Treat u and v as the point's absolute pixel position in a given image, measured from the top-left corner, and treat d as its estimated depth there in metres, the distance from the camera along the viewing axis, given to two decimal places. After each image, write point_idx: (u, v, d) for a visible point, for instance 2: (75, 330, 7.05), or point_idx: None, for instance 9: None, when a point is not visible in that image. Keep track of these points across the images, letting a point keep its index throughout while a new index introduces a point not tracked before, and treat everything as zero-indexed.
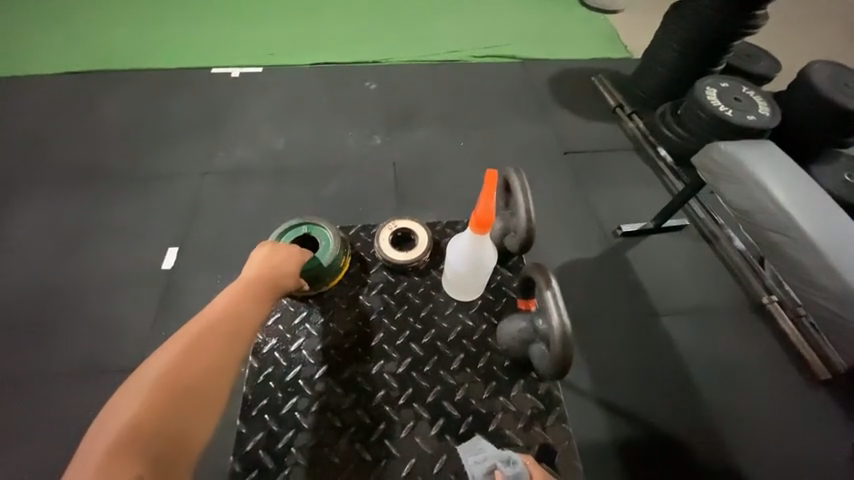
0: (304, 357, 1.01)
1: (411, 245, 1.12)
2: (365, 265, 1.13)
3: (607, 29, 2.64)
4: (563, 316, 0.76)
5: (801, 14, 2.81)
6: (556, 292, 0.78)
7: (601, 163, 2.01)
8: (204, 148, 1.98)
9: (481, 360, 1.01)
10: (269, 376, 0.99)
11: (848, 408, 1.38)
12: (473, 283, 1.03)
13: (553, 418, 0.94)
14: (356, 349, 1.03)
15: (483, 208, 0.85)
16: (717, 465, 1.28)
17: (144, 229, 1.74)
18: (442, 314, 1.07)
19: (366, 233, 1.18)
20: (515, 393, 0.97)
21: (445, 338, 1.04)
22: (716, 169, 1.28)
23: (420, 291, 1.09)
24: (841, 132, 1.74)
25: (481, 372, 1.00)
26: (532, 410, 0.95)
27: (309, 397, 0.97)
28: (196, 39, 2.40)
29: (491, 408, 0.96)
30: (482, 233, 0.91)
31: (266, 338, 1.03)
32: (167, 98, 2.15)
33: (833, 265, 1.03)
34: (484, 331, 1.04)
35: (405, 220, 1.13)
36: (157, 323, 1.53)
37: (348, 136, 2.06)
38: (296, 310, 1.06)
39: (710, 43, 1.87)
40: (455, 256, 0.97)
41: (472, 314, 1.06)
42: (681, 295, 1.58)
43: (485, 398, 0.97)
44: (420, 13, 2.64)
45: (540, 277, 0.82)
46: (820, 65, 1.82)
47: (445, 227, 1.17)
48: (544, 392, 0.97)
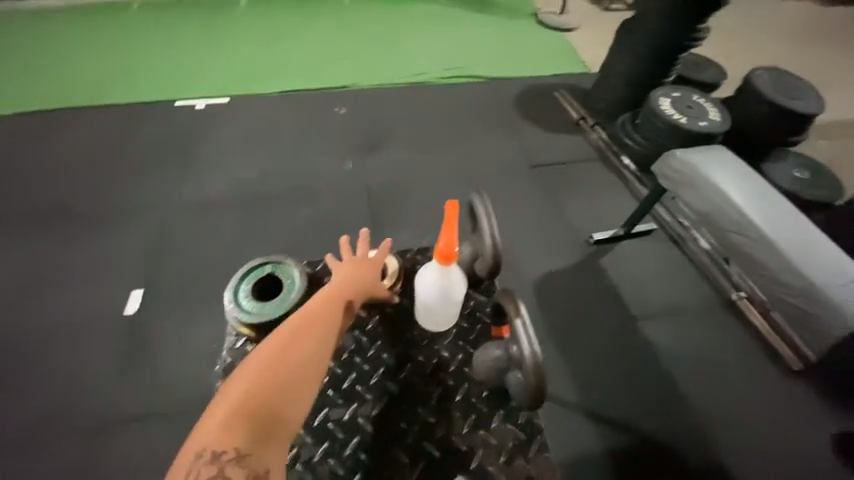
0: None
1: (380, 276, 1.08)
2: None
3: (565, 46, 2.77)
4: (532, 344, 0.77)
5: (740, 25, 3.03)
6: (526, 320, 0.79)
7: (569, 174, 2.06)
8: (169, 183, 1.91)
9: (459, 393, 0.97)
10: None
11: (826, 395, 1.41)
12: (445, 312, 1.00)
13: (536, 448, 0.90)
14: (326, 394, 0.96)
15: (446, 241, 0.85)
16: (708, 467, 1.28)
17: (105, 270, 1.64)
18: (416, 347, 1.02)
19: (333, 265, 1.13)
20: (495, 425, 0.93)
21: (421, 372, 0.99)
22: (676, 176, 1.32)
23: (393, 324, 1.05)
24: (786, 132, 1.86)
25: (460, 406, 0.95)
26: (515, 442, 0.91)
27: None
28: (157, 73, 2.35)
29: (472, 444, 0.91)
30: (449, 264, 0.91)
31: None
32: (128, 133, 2.08)
33: (791, 264, 1.07)
34: (460, 361, 1.00)
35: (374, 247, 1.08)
36: (122, 372, 1.43)
37: (320, 162, 2.04)
38: None
39: (660, 56, 1.99)
40: (423, 289, 0.95)
41: (448, 344, 1.02)
42: (657, 298, 1.62)
43: (465, 434, 0.92)
44: (385, 39, 2.70)
45: (509, 305, 0.82)
46: (762, 72, 1.95)
47: (416, 254, 1.14)
48: (525, 420, 0.93)
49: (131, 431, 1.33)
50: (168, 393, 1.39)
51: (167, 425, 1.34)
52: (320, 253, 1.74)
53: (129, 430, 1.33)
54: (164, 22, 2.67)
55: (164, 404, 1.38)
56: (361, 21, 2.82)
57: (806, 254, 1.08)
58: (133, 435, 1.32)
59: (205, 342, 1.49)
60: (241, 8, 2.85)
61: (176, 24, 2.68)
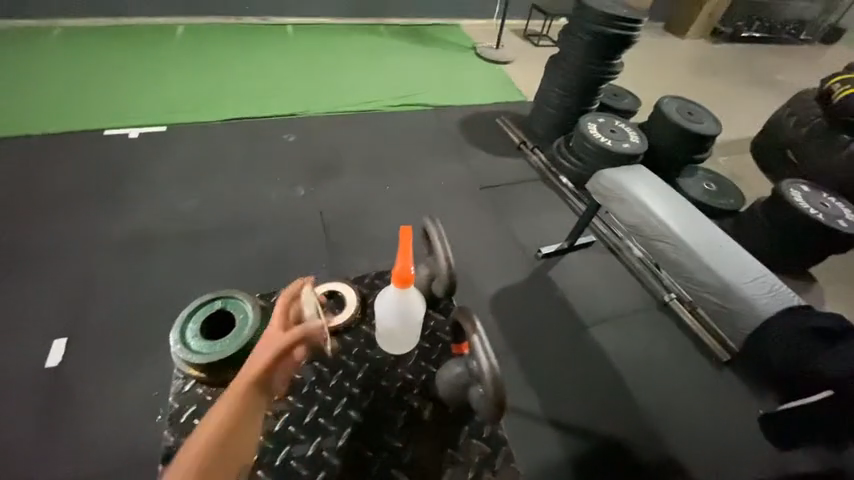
0: None
1: (340, 305, 1.07)
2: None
3: (503, 77, 3.01)
4: (490, 356, 0.75)
5: (648, 61, 3.49)
6: (481, 334, 0.79)
7: (516, 194, 2.20)
8: (96, 217, 1.75)
9: (425, 413, 0.95)
10: None
11: None
12: (406, 336, 1.00)
13: (502, 460, 0.89)
14: (288, 430, 0.91)
15: (402, 266, 0.87)
16: (662, 460, 1.36)
17: (17, 320, 1.43)
18: (380, 372, 1.00)
19: None
20: (462, 442, 0.91)
21: (386, 397, 0.97)
22: (605, 193, 1.47)
23: (355, 352, 1.02)
24: (692, 151, 2.15)
25: (427, 427, 0.93)
26: (482, 455, 0.90)
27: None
28: (83, 101, 2.19)
29: (439, 465, 0.89)
30: (405, 288, 0.92)
31: None
32: (47, 166, 1.88)
33: (706, 264, 1.22)
34: (424, 382, 0.99)
35: (328, 282, 1.10)
36: (40, 437, 1.23)
37: (270, 190, 1.99)
38: None
39: (584, 87, 2.23)
40: (383, 313, 0.96)
41: (411, 366, 1.02)
42: (602, 304, 1.75)
43: (432, 455, 0.90)
44: (332, 70, 2.76)
45: (466, 323, 0.82)
46: (669, 100, 2.26)
47: (374, 278, 1.15)
48: (490, 433, 0.93)
49: None
50: (98, 456, 1.22)
51: None
52: (273, 284, 1.66)
53: None
54: (92, 51, 2.53)
55: (90, 470, 1.19)
56: (308, 52, 2.88)
57: (715, 255, 1.24)
58: None
59: (143, 392, 1.34)
60: (179, 38, 2.77)
61: (105, 51, 2.55)
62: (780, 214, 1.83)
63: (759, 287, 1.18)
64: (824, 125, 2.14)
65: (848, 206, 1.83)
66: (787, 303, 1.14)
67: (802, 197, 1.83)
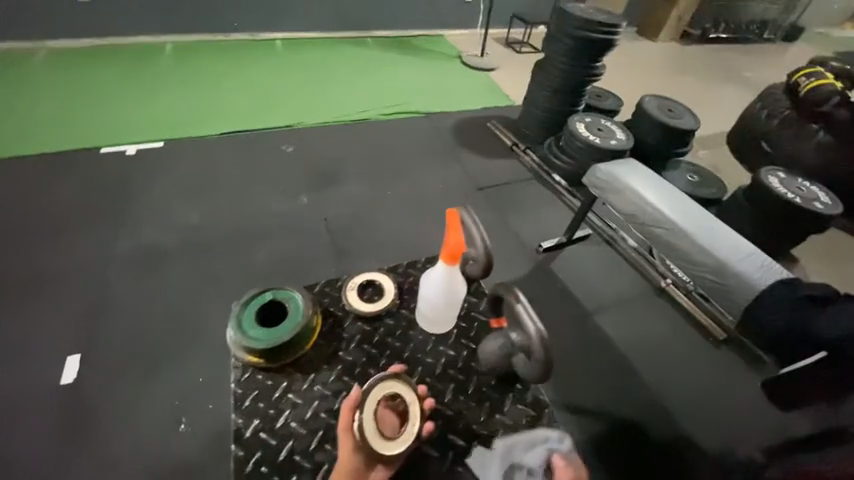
0: (294, 429, 0.93)
1: (378, 294, 1.13)
2: (337, 320, 1.08)
3: (490, 83, 3.12)
4: (537, 323, 0.84)
5: (625, 63, 3.68)
6: (526, 304, 0.87)
7: (512, 193, 2.28)
8: (101, 235, 1.74)
9: (470, 385, 1.02)
10: (259, 461, 0.90)
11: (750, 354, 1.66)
12: (448, 314, 1.05)
13: (546, 420, 0.98)
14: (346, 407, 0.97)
15: (455, 241, 0.89)
16: (674, 435, 1.42)
17: (26, 340, 1.41)
18: (424, 351, 1.05)
19: (331, 287, 1.15)
20: (508, 407, 0.99)
21: (432, 373, 1.02)
22: (602, 185, 1.55)
23: (398, 333, 1.08)
24: (674, 145, 2.28)
25: (475, 397, 1.00)
26: (528, 418, 0.97)
27: (310, 472, 0.90)
28: (78, 121, 2.19)
29: (491, 429, 0.96)
30: (453, 264, 0.96)
31: (248, 420, 0.93)
32: (46, 186, 1.87)
33: (701, 244, 1.31)
34: (466, 357, 1.05)
35: (364, 272, 1.18)
36: (60, 455, 1.21)
37: (273, 200, 2.01)
38: (274, 383, 0.98)
39: (570, 88, 2.34)
40: (430, 290, 1.01)
41: (452, 344, 1.07)
42: (604, 293, 1.82)
43: (484, 421, 0.96)
44: (324, 82, 2.82)
45: (508, 294, 0.90)
46: (649, 99, 2.38)
47: (406, 267, 1.21)
48: (532, 398, 1.00)
49: None
50: (121, 470, 1.20)
51: None
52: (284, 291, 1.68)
53: None
54: (82, 71, 2.53)
55: None
56: (299, 66, 2.94)
57: (708, 235, 1.33)
58: None
59: (163, 404, 1.33)
60: (168, 56, 2.79)
61: (96, 72, 2.55)
62: (761, 199, 1.95)
63: (752, 263, 1.26)
64: (794, 116, 2.28)
65: (820, 189, 1.97)
66: (778, 276, 1.22)
67: (780, 182, 1.96)
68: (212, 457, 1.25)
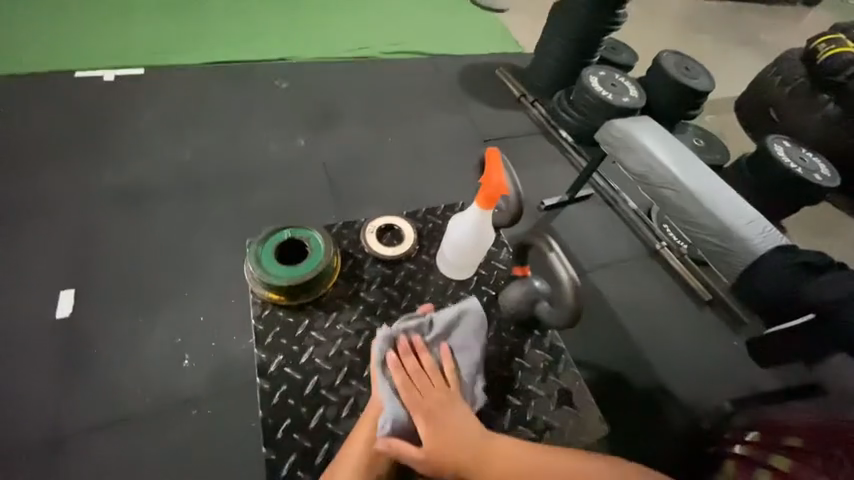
0: (319, 365, 1.02)
1: (398, 239, 1.18)
2: (358, 261, 1.14)
3: (500, 26, 2.90)
4: (570, 271, 0.92)
5: (643, 15, 3.45)
6: (559, 253, 0.94)
7: (517, 147, 2.21)
8: (84, 167, 1.64)
9: (491, 329, 1.09)
10: (286, 393, 0.99)
11: (732, 317, 1.74)
12: (472, 259, 1.10)
13: (563, 365, 1.08)
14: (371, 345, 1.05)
15: (498, 180, 0.96)
16: (652, 385, 1.53)
17: (15, 273, 1.37)
18: (445, 296, 1.12)
19: (349, 229, 1.20)
20: (527, 351, 1.08)
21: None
22: (615, 142, 1.50)
23: (419, 278, 1.14)
24: (686, 107, 2.21)
25: (495, 340, 1.08)
26: (545, 362, 1.07)
27: (336, 405, 0.99)
28: (45, 37, 1.97)
29: (511, 370, 1.05)
30: (487, 208, 1.02)
31: (272, 356, 1.01)
32: (19, 113, 1.73)
33: (709, 208, 1.32)
34: (486, 303, 1.12)
35: (385, 217, 1.21)
36: (62, 385, 1.23)
37: (267, 140, 1.90)
38: (296, 321, 1.05)
39: (588, 37, 2.19)
40: (459, 232, 1.06)
41: (472, 290, 1.14)
42: (601, 252, 1.85)
43: (503, 363, 1.06)
44: (320, 11, 2.56)
45: (542, 242, 0.97)
46: (667, 55, 2.26)
47: (426, 214, 1.25)
48: (549, 344, 1.10)
49: (86, 448, 1.16)
50: (124, 401, 1.23)
51: (130, 435, 1.19)
52: None
53: (82, 449, 1.16)
54: None
55: (121, 414, 1.21)
56: None
57: (716, 199, 1.34)
58: (89, 452, 1.16)
59: (163, 341, 1.33)
60: None
61: None
62: (763, 168, 1.93)
63: (755, 230, 1.28)
64: (807, 84, 2.22)
65: (822, 161, 1.97)
66: (776, 243, 1.26)
67: (784, 152, 1.93)
68: (214, 391, 1.28)
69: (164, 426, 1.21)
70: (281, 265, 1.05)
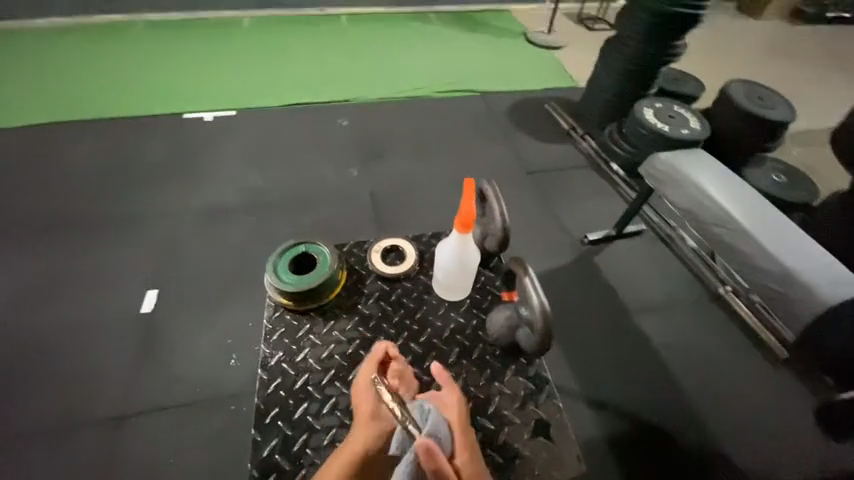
0: (310, 365, 1.09)
1: (401, 259, 1.26)
2: (360, 276, 1.23)
3: (554, 62, 2.95)
4: (542, 298, 0.94)
5: (714, 43, 3.25)
6: (533, 277, 0.96)
7: (562, 180, 2.18)
8: (181, 191, 1.99)
9: (475, 351, 1.12)
10: (279, 385, 1.07)
11: (810, 379, 1.50)
12: (461, 282, 1.16)
13: (544, 397, 1.05)
14: (359, 353, 1.11)
15: (467, 211, 1.00)
16: (703, 447, 1.35)
17: (118, 272, 1.69)
18: (435, 314, 1.18)
19: (358, 248, 1.29)
20: (508, 377, 1.08)
21: (440, 335, 1.14)
22: (660, 174, 1.44)
23: (414, 296, 1.21)
24: (760, 140, 2.02)
25: (477, 362, 1.10)
26: (525, 390, 1.06)
27: (319, 401, 1.05)
28: (165, 87, 2.45)
29: (488, 393, 1.05)
30: (466, 233, 1.06)
31: (273, 351, 1.10)
32: (139, 145, 2.14)
33: (766, 246, 1.18)
34: (475, 325, 1.16)
35: (389, 239, 1.29)
36: (137, 369, 1.45)
37: (324, 170, 2.13)
38: (299, 323, 1.15)
39: (643, 70, 2.14)
40: (445, 256, 1.11)
41: (463, 311, 1.18)
42: (649, 292, 1.72)
43: (482, 385, 1.06)
44: (382, 56, 2.84)
45: (519, 267, 0.99)
46: (736, 84, 2.10)
47: (430, 238, 1.31)
48: (534, 373, 1.08)
49: (147, 428, 1.35)
50: (182, 390, 1.42)
51: (182, 421, 1.36)
52: None
53: (145, 428, 1.35)
54: (170, 39, 2.78)
55: (177, 401, 1.40)
56: (360, 38, 2.97)
57: (776, 236, 1.20)
58: (149, 431, 1.34)
59: (218, 340, 1.52)
60: (245, 28, 2.94)
61: (182, 40, 2.78)
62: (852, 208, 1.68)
63: (825, 277, 1.12)
64: None
65: None
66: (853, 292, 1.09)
67: None
68: (252, 389, 1.43)
69: (210, 415, 1.37)
70: (293, 274, 1.17)
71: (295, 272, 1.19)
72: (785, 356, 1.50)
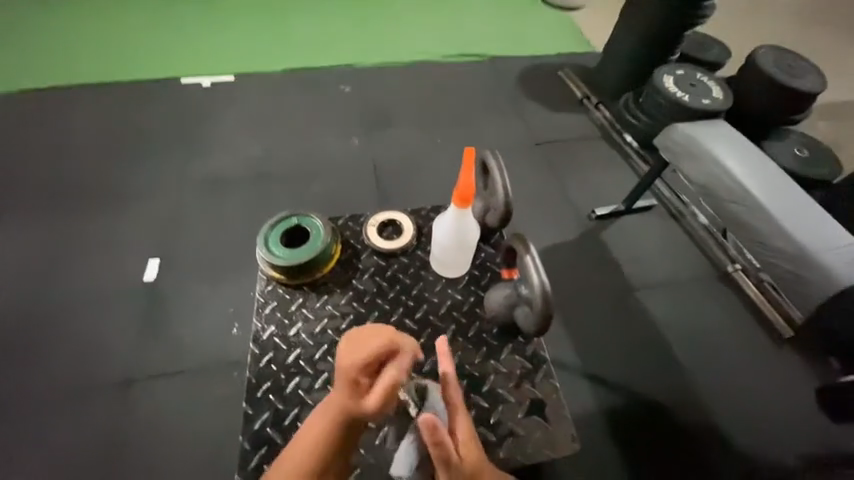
0: (303, 340, 1.10)
1: (398, 234, 1.23)
2: (356, 251, 1.21)
3: (569, 25, 2.76)
4: (542, 277, 0.91)
5: (744, 4, 3.01)
6: (534, 256, 0.93)
7: (573, 152, 2.09)
8: (181, 159, 1.95)
9: (471, 329, 1.11)
10: (271, 360, 1.07)
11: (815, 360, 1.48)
12: (459, 258, 1.13)
13: (541, 375, 1.05)
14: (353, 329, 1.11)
15: (466, 183, 0.97)
16: (699, 423, 1.36)
17: (120, 241, 1.69)
18: (432, 291, 1.16)
19: (353, 221, 1.26)
20: (505, 356, 1.07)
21: (437, 312, 1.13)
22: (676, 147, 1.36)
23: (411, 272, 1.19)
24: (785, 112, 1.90)
25: (473, 340, 1.09)
26: (522, 369, 1.05)
27: (311, 376, 1.06)
28: (160, 49, 2.35)
29: (484, 371, 1.05)
30: (464, 208, 1.03)
31: (266, 325, 1.11)
32: (137, 111, 2.09)
33: (782, 227, 1.13)
34: (473, 303, 1.14)
35: (386, 212, 1.26)
36: (143, 336, 1.48)
37: (326, 140, 2.07)
38: (292, 297, 1.14)
39: (666, 33, 1.98)
40: (442, 231, 1.08)
41: (460, 288, 1.16)
42: (656, 269, 1.68)
43: (478, 362, 1.06)
44: (387, 17, 2.68)
45: (519, 245, 0.96)
46: (765, 50, 1.95)
47: (430, 212, 1.28)
48: (531, 352, 1.08)
49: (154, 392, 1.39)
50: (187, 357, 1.45)
51: (188, 386, 1.40)
52: None
53: (153, 392, 1.39)
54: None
55: (183, 367, 1.43)
56: None
57: (795, 216, 1.15)
58: (157, 395, 1.39)
59: (221, 310, 1.54)
60: None
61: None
62: None
63: (844, 258, 1.07)
64: None
65: None
66: None
67: None
68: None
69: (215, 381, 1.41)
70: (285, 247, 1.15)
71: (288, 244, 1.17)
72: (786, 333, 1.50)
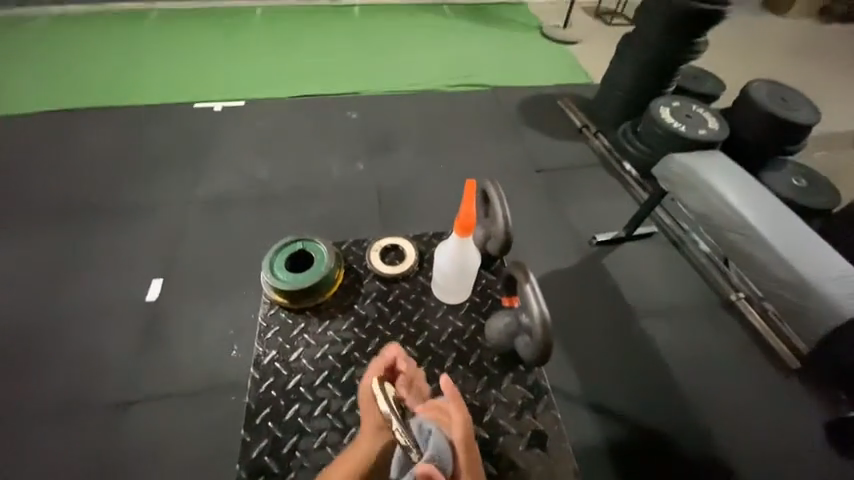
0: (303, 366, 1.09)
1: (400, 259, 1.25)
2: (358, 275, 1.22)
3: (569, 58, 2.87)
4: (543, 306, 0.92)
5: (737, 40, 3.13)
6: (534, 285, 0.94)
7: (573, 178, 2.13)
8: (189, 180, 1.99)
9: (472, 358, 1.10)
10: (270, 385, 1.06)
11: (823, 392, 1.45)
12: (461, 285, 1.14)
13: (542, 407, 1.03)
14: (354, 355, 1.11)
15: (468, 212, 0.99)
16: (707, 457, 1.31)
17: (125, 259, 1.70)
18: (433, 317, 1.16)
19: (357, 246, 1.28)
20: (506, 386, 1.06)
21: (438, 339, 1.13)
22: (674, 177, 1.39)
23: (412, 297, 1.19)
24: (781, 143, 1.94)
25: (474, 369, 1.08)
26: (523, 400, 1.04)
27: (310, 403, 1.04)
28: (176, 76, 2.45)
29: (485, 401, 1.04)
30: (467, 235, 1.05)
31: (266, 349, 1.10)
32: (149, 134, 2.16)
33: (783, 257, 1.13)
34: (474, 330, 1.14)
35: (389, 237, 1.28)
36: (141, 356, 1.47)
37: (331, 164, 2.12)
38: (294, 322, 1.14)
39: (662, 67, 2.06)
40: (443, 258, 1.09)
41: (462, 315, 1.16)
42: (658, 296, 1.67)
43: (479, 392, 1.05)
44: (394, 48, 2.79)
45: (520, 273, 0.97)
46: (758, 84, 2.02)
47: (432, 238, 1.30)
48: (533, 382, 1.06)
49: (149, 413, 1.37)
50: (184, 378, 1.43)
51: (183, 409, 1.38)
52: None
53: (148, 414, 1.37)
54: (183, 28, 2.78)
55: (179, 388, 1.41)
56: (372, 30, 2.93)
57: (796, 247, 1.15)
58: (152, 417, 1.36)
59: (221, 331, 1.53)
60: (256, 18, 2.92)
61: (194, 30, 2.78)
62: None
63: (846, 288, 1.07)
64: None
65: None
66: None
67: None
68: None
69: (211, 404, 1.39)
70: (289, 271, 1.16)
71: (292, 268, 1.18)
72: (795, 364, 1.47)
